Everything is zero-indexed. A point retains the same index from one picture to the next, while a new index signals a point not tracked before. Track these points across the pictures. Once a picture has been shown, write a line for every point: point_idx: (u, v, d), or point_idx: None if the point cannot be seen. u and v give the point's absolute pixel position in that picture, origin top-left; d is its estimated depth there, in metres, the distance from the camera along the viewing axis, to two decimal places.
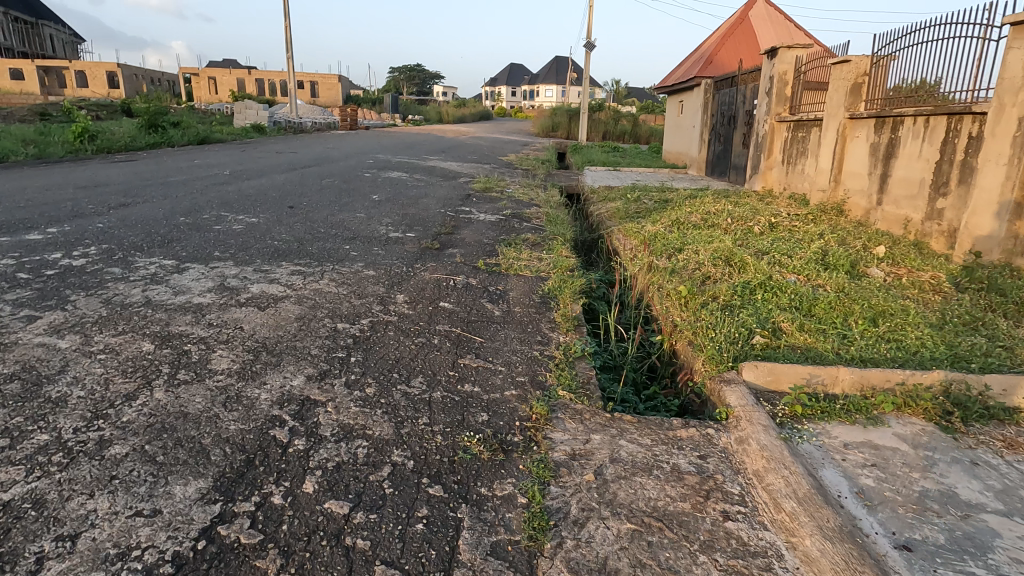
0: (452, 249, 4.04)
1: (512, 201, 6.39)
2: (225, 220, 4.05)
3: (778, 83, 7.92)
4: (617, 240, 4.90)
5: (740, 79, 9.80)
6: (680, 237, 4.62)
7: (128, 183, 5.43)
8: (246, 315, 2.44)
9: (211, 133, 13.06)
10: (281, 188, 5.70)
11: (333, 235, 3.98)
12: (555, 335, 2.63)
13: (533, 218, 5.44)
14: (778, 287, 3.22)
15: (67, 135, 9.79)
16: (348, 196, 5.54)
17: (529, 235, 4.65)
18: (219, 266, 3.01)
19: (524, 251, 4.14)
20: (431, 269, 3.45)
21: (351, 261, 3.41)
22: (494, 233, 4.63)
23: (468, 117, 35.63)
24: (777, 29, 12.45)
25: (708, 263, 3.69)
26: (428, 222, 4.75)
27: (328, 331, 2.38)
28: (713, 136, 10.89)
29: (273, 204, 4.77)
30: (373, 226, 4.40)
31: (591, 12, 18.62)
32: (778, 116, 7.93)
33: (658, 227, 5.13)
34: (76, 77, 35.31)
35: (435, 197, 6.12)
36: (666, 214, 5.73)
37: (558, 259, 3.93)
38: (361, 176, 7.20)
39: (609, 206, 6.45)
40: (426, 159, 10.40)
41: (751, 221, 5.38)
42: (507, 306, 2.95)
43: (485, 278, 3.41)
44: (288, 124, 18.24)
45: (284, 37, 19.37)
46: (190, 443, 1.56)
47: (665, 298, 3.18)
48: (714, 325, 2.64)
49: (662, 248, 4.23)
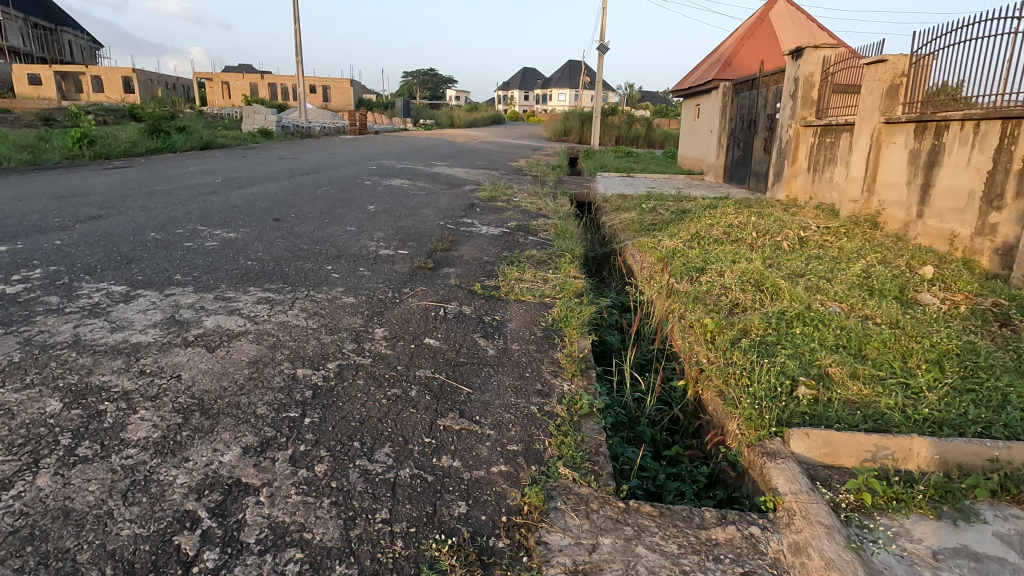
0: (448, 268, 3.65)
1: (518, 211, 5.99)
2: (200, 235, 3.70)
3: (803, 85, 7.44)
4: (631, 257, 4.47)
5: (761, 81, 9.32)
6: (702, 255, 4.18)
7: (110, 193, 5.13)
8: (189, 360, 2.05)
9: (216, 138, 12.84)
10: (272, 198, 5.35)
11: (317, 253, 3.61)
12: (558, 382, 2.20)
13: (540, 232, 5.03)
14: (820, 320, 2.78)
15: (66, 140, 9.58)
16: (342, 207, 5.17)
17: (535, 251, 4.25)
18: (175, 294, 2.64)
19: (529, 271, 3.74)
20: (421, 294, 3.06)
21: (330, 285, 3.02)
22: (497, 249, 4.23)
23: (480, 121, 35.39)
24: (799, 29, 11.92)
25: (735, 288, 3.25)
26: (425, 236, 4.36)
27: (284, 380, 1.98)
28: (733, 141, 10.40)
29: (257, 216, 4.42)
30: (364, 241, 4.02)
31: (604, 14, 18.21)
32: (804, 120, 7.44)
33: (678, 242, 4.70)
34: (92, 83, 35.61)
35: (436, 207, 5.74)
36: (685, 227, 5.28)
37: (565, 282, 3.51)
38: (360, 184, 6.85)
39: (623, 217, 6.01)
40: (433, 165, 10.05)
41: (779, 235, 4.92)
42: (503, 342, 2.54)
43: (481, 306, 3.01)
44: (296, 128, 18.04)
45: (294, 42, 19.20)
46: (57, 562, 1.18)
47: (688, 332, 2.75)
48: (749, 372, 2.21)
49: (681, 267, 3.80)
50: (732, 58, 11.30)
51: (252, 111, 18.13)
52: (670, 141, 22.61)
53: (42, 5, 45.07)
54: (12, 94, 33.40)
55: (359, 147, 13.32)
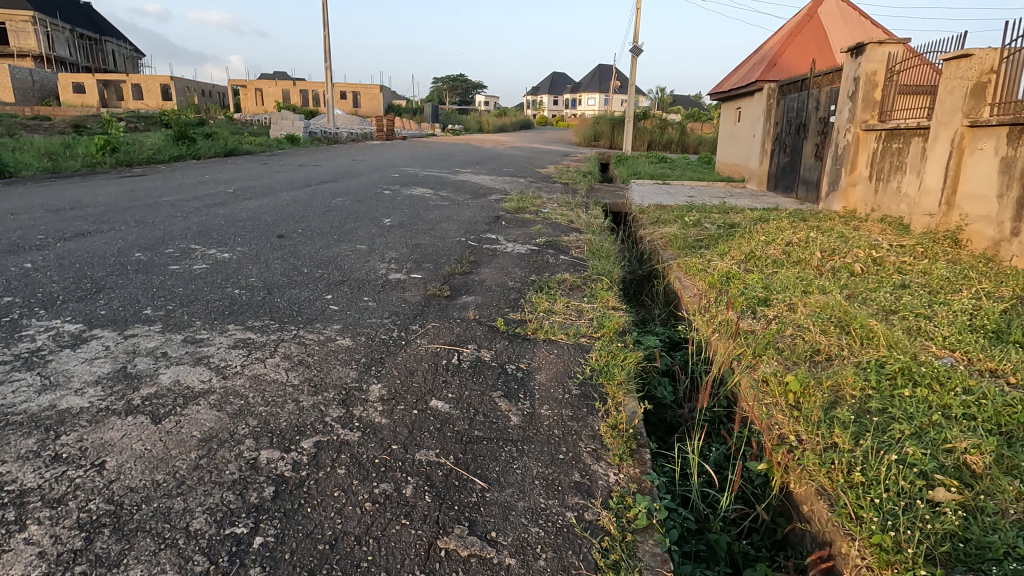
0: (466, 298, 3.14)
1: (547, 224, 5.47)
2: (189, 257, 3.30)
3: (864, 85, 6.73)
4: (678, 281, 3.89)
5: (813, 82, 8.59)
6: (763, 281, 3.58)
7: (111, 205, 4.80)
8: (124, 438, 1.58)
9: (240, 145, 12.71)
10: (281, 211, 4.96)
11: (318, 278, 3.16)
12: (602, 470, 1.67)
13: (572, 250, 4.52)
14: (934, 376, 2.19)
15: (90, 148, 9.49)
16: (355, 221, 4.75)
17: (567, 275, 3.72)
18: (136, 336, 2.20)
19: (562, 301, 3.21)
20: (432, 333, 2.56)
21: (325, 321, 2.56)
22: (523, 271, 3.72)
23: (510, 126, 35.10)
24: (851, 26, 11.12)
25: (814, 328, 2.67)
26: (443, 256, 3.88)
27: (238, 472, 1.49)
28: (779, 146, 9.67)
29: (260, 233, 4.01)
30: (373, 262, 3.57)
31: (638, 15, 17.63)
32: (864, 123, 6.73)
33: (730, 264, 4.10)
34: (132, 90, 36.53)
35: (458, 220, 5.27)
36: (738, 245, 4.67)
37: (604, 316, 2.98)
38: (379, 194, 6.43)
39: (663, 232, 5.43)
40: (458, 173, 9.62)
41: (848, 255, 4.28)
42: (530, 405, 2.01)
43: (503, 350, 2.49)
44: (324, 135, 17.93)
45: (323, 47, 19.18)
46: None
47: (762, 391, 2.19)
48: (861, 463, 1.65)
49: (741, 297, 3.23)
50: (778, 58, 10.56)
51: (279, 117, 18.05)
52: (705, 146, 21.85)
53: (87, 16, 46.63)
54: (57, 102, 34.49)
55: (385, 153, 13.04)
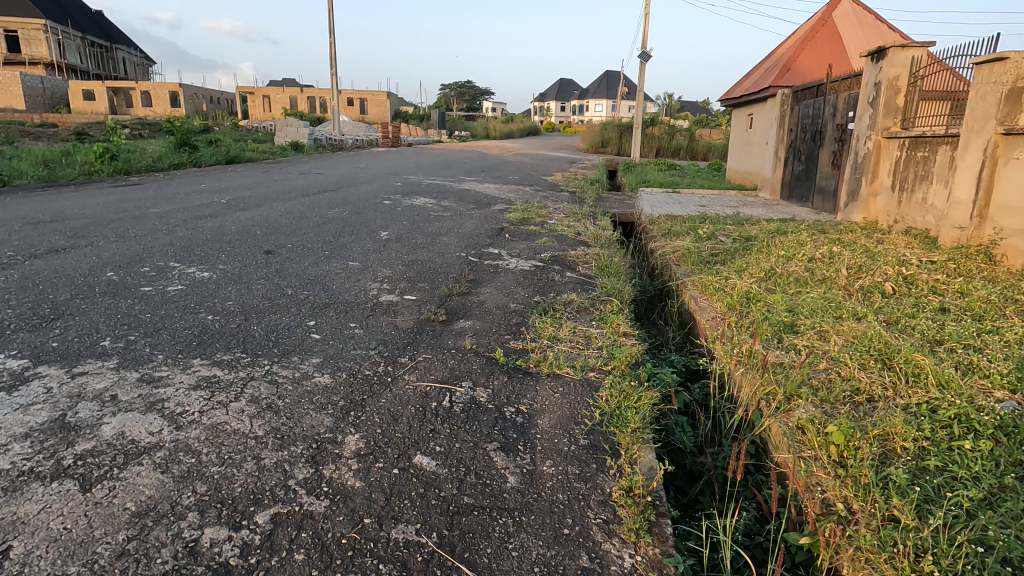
0: (464, 324, 2.88)
1: (553, 237, 5.20)
2: (166, 277, 3.06)
3: (886, 90, 6.42)
4: (694, 301, 3.60)
5: (830, 88, 8.30)
6: (788, 303, 3.30)
7: (95, 216, 4.59)
8: (40, 513, 1.32)
9: (243, 152, 12.55)
10: (273, 223, 4.73)
11: (302, 301, 2.90)
12: (615, 552, 1.39)
13: (580, 266, 4.25)
14: (999, 425, 1.89)
15: (88, 155, 9.35)
16: (350, 234, 4.51)
17: (574, 295, 3.45)
18: (86, 376, 1.94)
19: (569, 327, 2.94)
20: (423, 368, 2.28)
21: (303, 354, 2.29)
22: (526, 291, 3.46)
23: (516, 132, 34.94)
24: (867, 30, 10.80)
25: (852, 361, 2.38)
26: (441, 274, 3.62)
27: (172, 562, 1.23)
28: (794, 154, 9.37)
29: (247, 249, 3.77)
30: (365, 282, 3.32)
31: (647, 20, 17.40)
32: (886, 130, 6.42)
33: (750, 283, 3.80)
34: (141, 97, 36.72)
35: (459, 232, 5.02)
36: (756, 261, 4.38)
37: (615, 345, 2.70)
38: (379, 204, 6.19)
39: (676, 245, 5.15)
40: (463, 181, 9.39)
41: (877, 273, 3.99)
42: (530, 461, 1.73)
43: (502, 388, 2.20)
44: (329, 141, 17.80)
45: (328, 53, 19.10)
46: None
47: (799, 442, 1.91)
48: (930, 548, 1.37)
49: (766, 323, 2.95)
50: (792, 63, 10.26)
51: (284, 124, 17.94)
52: (715, 153, 21.56)
53: (98, 24, 47.00)
54: (67, 109, 34.70)
55: (389, 160, 12.84)
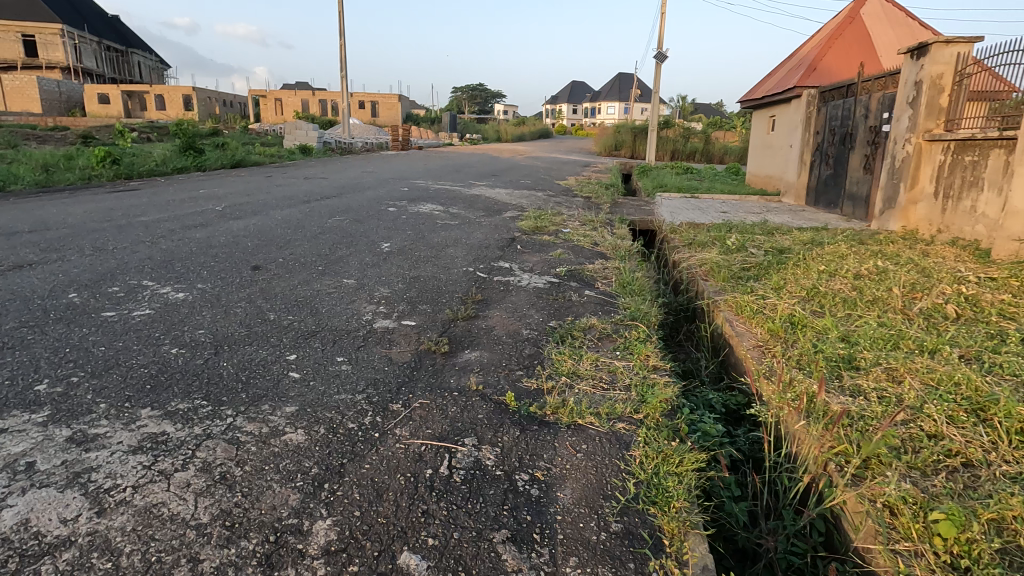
0: (469, 357, 2.50)
1: (568, 248, 4.82)
2: (134, 299, 2.72)
3: (929, 89, 5.95)
4: (729, 326, 3.20)
5: (861, 88, 7.83)
6: (842, 331, 2.89)
7: (78, 226, 4.28)
8: None
9: (249, 156, 12.33)
10: (266, 234, 4.40)
11: (285, 328, 2.54)
12: None
13: (599, 282, 3.87)
14: None
15: (90, 160, 9.14)
16: (348, 246, 4.15)
17: (595, 318, 3.06)
18: (3, 437, 1.58)
19: (592, 361, 2.54)
20: (418, 420, 1.90)
21: (275, 400, 1.92)
22: (541, 314, 3.07)
23: (528, 135, 34.64)
24: (898, 28, 10.28)
25: (938, 413, 1.96)
26: (445, 294, 3.24)
27: None
28: (821, 158, 8.90)
29: (233, 265, 3.42)
30: (359, 303, 2.95)
31: (662, 20, 17.00)
32: (928, 133, 5.94)
33: (792, 304, 3.40)
34: (155, 101, 36.87)
35: (467, 243, 4.65)
36: (794, 277, 3.97)
37: (647, 387, 2.31)
38: (383, 212, 5.85)
39: (702, 258, 4.74)
40: (473, 186, 9.04)
41: (933, 292, 3.57)
42: (551, 559, 1.35)
43: (513, 445, 1.82)
44: (338, 145, 17.60)
45: (339, 56, 18.93)
46: None
47: (890, 528, 1.52)
48: None
49: (820, 358, 2.54)
50: (819, 62, 9.79)
51: (293, 127, 17.70)
52: (731, 156, 21.06)
53: (114, 28, 47.38)
54: (83, 113, 34.92)
55: (398, 164, 12.54)
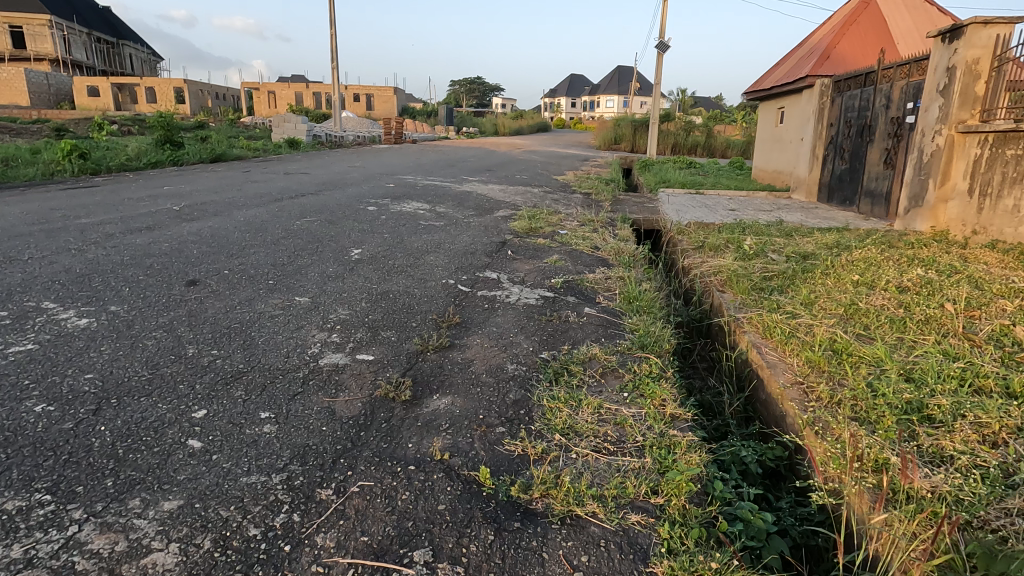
0: (437, 406, 1.96)
1: (564, 253, 4.27)
2: (19, 329, 2.17)
3: (962, 77, 5.39)
4: (759, 353, 2.68)
5: (881, 76, 7.28)
6: (900, 366, 2.36)
7: (2, 230, 3.73)
8: None
9: (230, 149, 11.73)
10: (219, 238, 3.84)
11: (203, 370, 1.98)
12: None
13: (601, 296, 3.33)
14: None
15: (54, 154, 8.53)
16: (311, 254, 3.59)
17: (597, 347, 2.52)
18: None
19: (594, 411, 2.01)
20: (353, 519, 1.36)
21: (151, 491, 1.37)
22: (531, 341, 2.54)
23: (526, 129, 34.05)
24: (916, 14, 9.68)
25: None
26: (414, 315, 2.70)
27: None
28: (835, 152, 8.36)
29: (165, 279, 2.88)
30: (307, 330, 2.41)
31: (664, 8, 16.38)
32: (962, 124, 5.40)
33: (831, 326, 2.87)
34: (146, 94, 36.12)
35: (450, 248, 4.10)
36: (827, 290, 3.45)
37: (665, 450, 1.78)
38: (361, 212, 5.30)
39: (716, 264, 4.21)
40: (464, 181, 8.48)
41: (993, 308, 3.04)
42: None
43: (485, 560, 1.28)
44: (329, 138, 17.00)
45: (329, 46, 18.29)
46: None
47: None
48: None
49: (881, 407, 2.02)
50: (832, 50, 9.23)
51: (282, 119, 17.03)
52: (734, 149, 20.52)
53: (105, 19, 46.44)
54: (72, 106, 34.18)
55: (387, 158, 11.97)
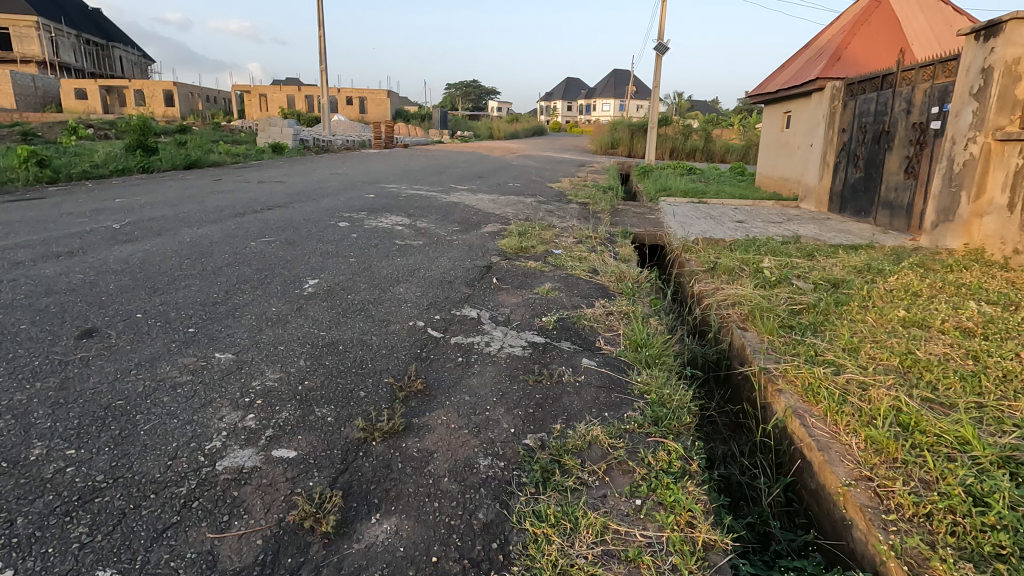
0: (372, 542, 1.36)
1: (558, 281, 3.70)
2: None
3: (1000, 78, 4.86)
4: (805, 427, 2.11)
5: (900, 79, 6.75)
6: (996, 455, 1.80)
7: None
8: None
9: (209, 155, 11.15)
10: (151, 267, 3.24)
11: (39, 488, 1.39)
12: None
13: (602, 341, 2.75)
14: None
15: (10, 161, 7.91)
16: (255, 288, 3.01)
17: (599, 425, 1.94)
18: None
19: (596, 539, 1.43)
20: None
21: None
22: (514, 416, 1.96)
23: (521, 132, 33.73)
24: (931, 14, 9.15)
25: None
26: (365, 378, 2.12)
27: None
28: (848, 159, 7.83)
29: (53, 329, 2.28)
30: (214, 410, 1.81)
31: (663, 8, 15.90)
32: (1000, 131, 4.86)
33: (889, 386, 2.30)
34: (134, 96, 35.38)
35: (426, 276, 3.53)
36: (871, 332, 2.89)
37: None
38: (330, 228, 4.71)
39: (732, 292, 3.66)
40: (452, 191, 7.91)
41: None
42: None
43: None
44: (317, 142, 16.44)
45: (318, 47, 17.74)
46: None
47: None
48: None
49: (998, 535, 1.45)
50: (843, 51, 8.70)
51: (267, 122, 16.43)
52: (733, 154, 20.07)
53: (93, 20, 45.65)
54: (58, 109, 33.42)
55: (374, 165, 11.39)
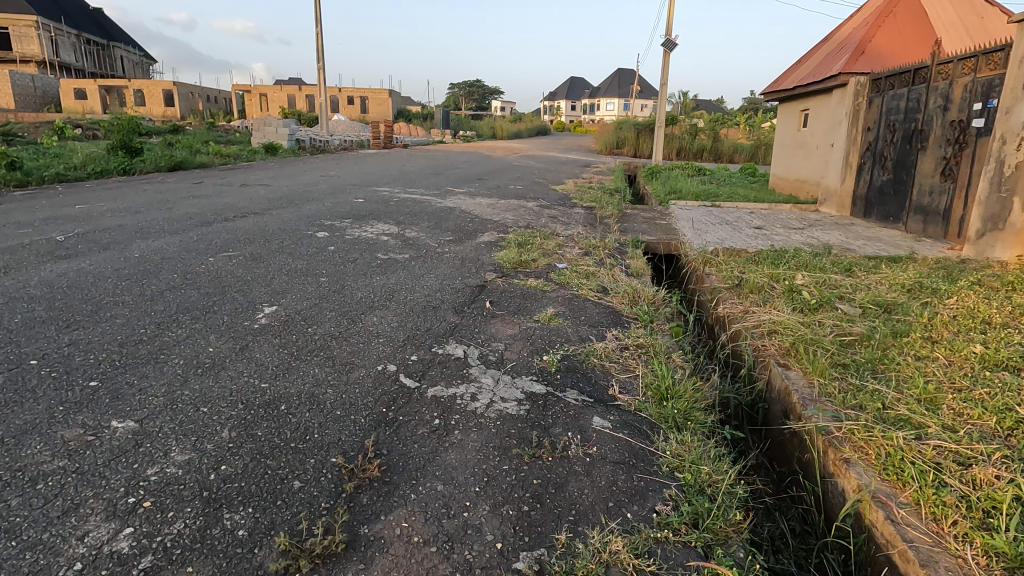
0: None
1: (562, 304, 3.16)
2: None
3: None
4: (896, 526, 1.56)
5: (935, 73, 6.19)
6: None
7: None
8: None
9: (197, 156, 10.67)
10: (78, 291, 2.72)
11: None
12: None
13: (616, 389, 2.21)
14: None
15: None
16: (196, 319, 2.48)
17: (619, 535, 1.40)
18: None
19: None
20: None
21: None
22: (501, 519, 1.43)
23: (524, 132, 33.19)
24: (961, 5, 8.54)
25: None
26: (305, 457, 1.58)
27: None
28: (874, 160, 7.27)
29: None
30: (77, 520, 1.28)
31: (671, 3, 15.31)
32: None
33: (996, 462, 1.75)
34: (134, 96, 34.99)
35: (408, 300, 3.01)
36: (948, 376, 2.34)
37: None
38: (306, 239, 4.19)
39: (766, 318, 3.11)
40: (449, 194, 7.39)
41: None
42: None
43: None
44: (314, 143, 15.95)
45: (315, 44, 17.26)
46: None
47: None
48: None
49: None
50: (867, 45, 8.13)
51: (262, 122, 15.93)
52: (741, 154, 19.49)
53: (93, 20, 45.27)
54: (57, 109, 33.03)
55: (370, 166, 10.89)
